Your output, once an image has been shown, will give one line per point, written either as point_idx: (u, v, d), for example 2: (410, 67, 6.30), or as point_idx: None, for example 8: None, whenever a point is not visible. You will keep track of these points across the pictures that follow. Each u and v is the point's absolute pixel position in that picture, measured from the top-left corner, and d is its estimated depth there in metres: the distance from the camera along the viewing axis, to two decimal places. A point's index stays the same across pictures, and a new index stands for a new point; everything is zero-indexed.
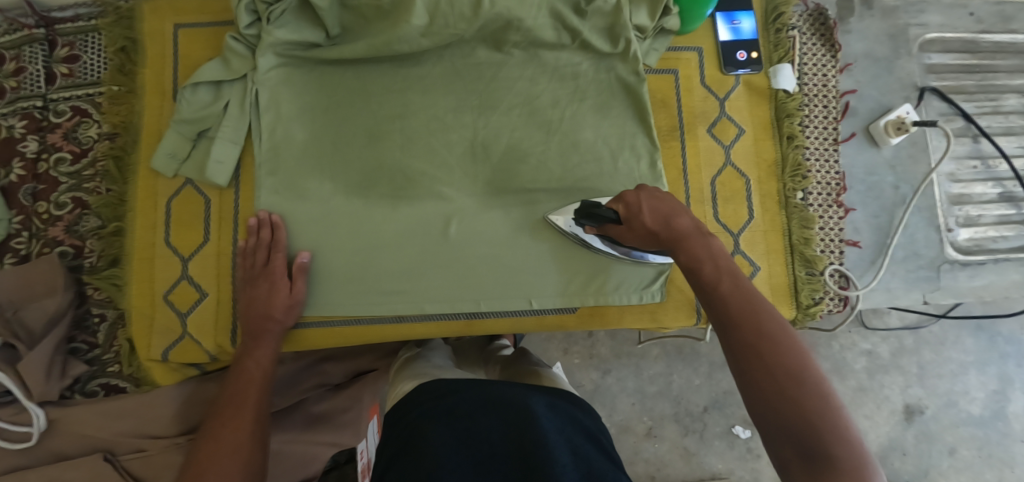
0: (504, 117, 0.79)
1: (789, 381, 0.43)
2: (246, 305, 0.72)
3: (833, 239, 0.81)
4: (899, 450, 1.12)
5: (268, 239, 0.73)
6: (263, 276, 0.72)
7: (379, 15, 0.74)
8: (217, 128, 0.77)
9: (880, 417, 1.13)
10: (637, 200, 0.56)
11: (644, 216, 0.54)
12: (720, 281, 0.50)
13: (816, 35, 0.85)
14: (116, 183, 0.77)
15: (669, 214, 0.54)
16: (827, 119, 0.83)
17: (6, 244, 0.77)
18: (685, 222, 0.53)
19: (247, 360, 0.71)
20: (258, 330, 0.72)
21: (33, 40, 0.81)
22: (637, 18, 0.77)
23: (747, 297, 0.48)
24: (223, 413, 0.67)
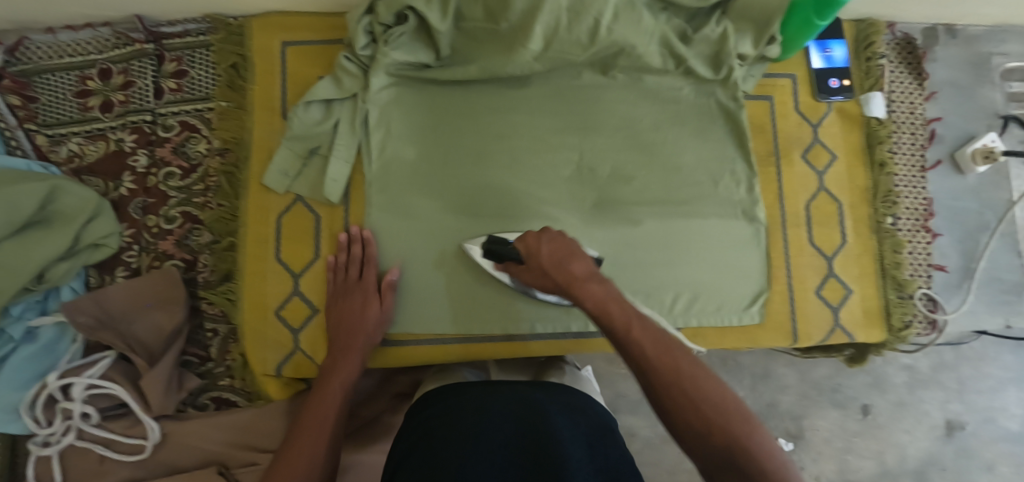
0: (608, 139, 0.81)
1: (717, 411, 0.47)
2: (337, 320, 0.73)
3: (922, 263, 0.84)
4: (938, 464, 1.17)
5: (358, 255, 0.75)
6: (357, 288, 0.74)
7: (493, 38, 0.76)
8: (328, 146, 0.78)
9: (920, 432, 1.17)
10: (540, 242, 0.58)
11: (544, 260, 0.57)
12: (630, 322, 0.51)
13: (904, 63, 0.87)
14: (227, 198, 0.79)
15: (569, 257, 0.57)
16: (915, 146, 0.86)
17: (119, 257, 0.79)
18: (579, 265, 0.56)
19: (332, 373, 0.70)
20: (346, 342, 0.72)
21: (143, 55, 0.82)
22: (741, 47, 0.79)
23: (657, 337, 0.50)
24: (304, 421, 0.66)
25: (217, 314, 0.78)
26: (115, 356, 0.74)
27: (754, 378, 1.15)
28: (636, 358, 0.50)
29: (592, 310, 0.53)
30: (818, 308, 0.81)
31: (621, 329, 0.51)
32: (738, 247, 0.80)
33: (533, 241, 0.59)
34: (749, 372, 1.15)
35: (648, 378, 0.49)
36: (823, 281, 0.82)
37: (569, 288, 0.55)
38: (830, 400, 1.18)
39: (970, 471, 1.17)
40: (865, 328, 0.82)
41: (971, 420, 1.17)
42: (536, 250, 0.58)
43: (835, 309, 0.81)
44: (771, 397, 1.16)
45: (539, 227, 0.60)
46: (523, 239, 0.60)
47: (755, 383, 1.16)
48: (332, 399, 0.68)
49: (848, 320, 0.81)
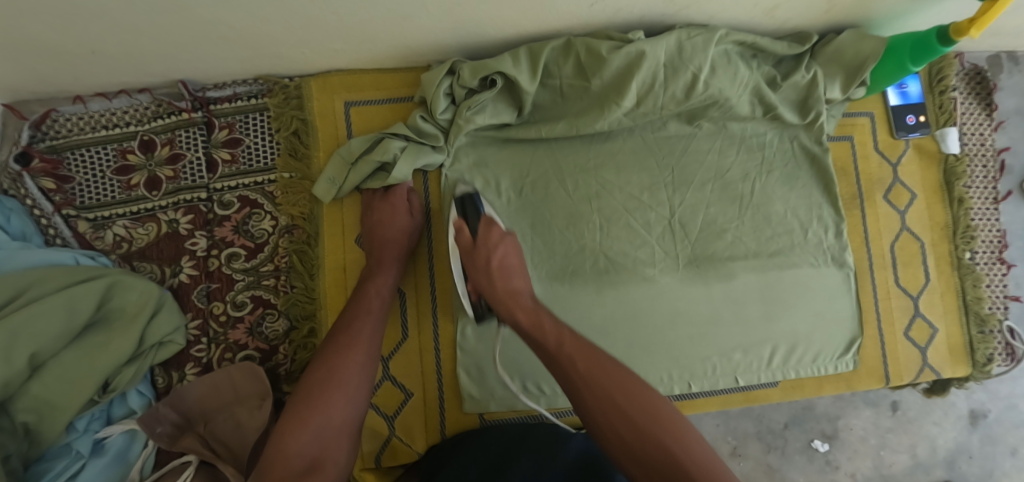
0: (698, 193, 0.79)
1: (654, 425, 0.50)
2: (374, 227, 0.71)
3: (999, 295, 0.85)
4: (965, 453, 1.09)
5: (396, 197, 0.72)
6: (384, 202, 0.72)
7: (583, 96, 0.72)
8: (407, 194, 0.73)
9: (948, 423, 1.10)
10: (501, 243, 0.66)
11: (492, 266, 0.64)
12: (561, 339, 0.56)
13: (973, 94, 0.87)
14: (302, 278, 0.73)
15: (507, 273, 0.64)
16: (987, 178, 0.86)
17: (188, 352, 0.72)
18: (521, 282, 0.65)
19: (371, 281, 0.67)
20: (377, 241, 0.70)
21: (192, 124, 0.74)
22: (829, 92, 0.77)
23: (589, 354, 0.55)
24: (338, 337, 0.62)
25: None
26: (198, 463, 0.68)
27: None
28: (572, 376, 0.54)
29: (525, 326, 0.60)
30: (908, 348, 0.81)
31: (553, 346, 0.56)
32: (834, 295, 0.79)
33: (486, 244, 0.65)
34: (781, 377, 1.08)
35: (586, 400, 0.52)
36: (910, 322, 0.82)
37: (510, 300, 0.62)
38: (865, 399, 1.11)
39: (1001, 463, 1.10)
40: (952, 365, 0.82)
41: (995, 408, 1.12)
42: (487, 253, 0.65)
43: (923, 349, 0.82)
44: (808, 402, 1.11)
45: (500, 228, 0.67)
46: (481, 235, 0.66)
47: None
48: (372, 320, 0.64)
49: (936, 359, 0.82)
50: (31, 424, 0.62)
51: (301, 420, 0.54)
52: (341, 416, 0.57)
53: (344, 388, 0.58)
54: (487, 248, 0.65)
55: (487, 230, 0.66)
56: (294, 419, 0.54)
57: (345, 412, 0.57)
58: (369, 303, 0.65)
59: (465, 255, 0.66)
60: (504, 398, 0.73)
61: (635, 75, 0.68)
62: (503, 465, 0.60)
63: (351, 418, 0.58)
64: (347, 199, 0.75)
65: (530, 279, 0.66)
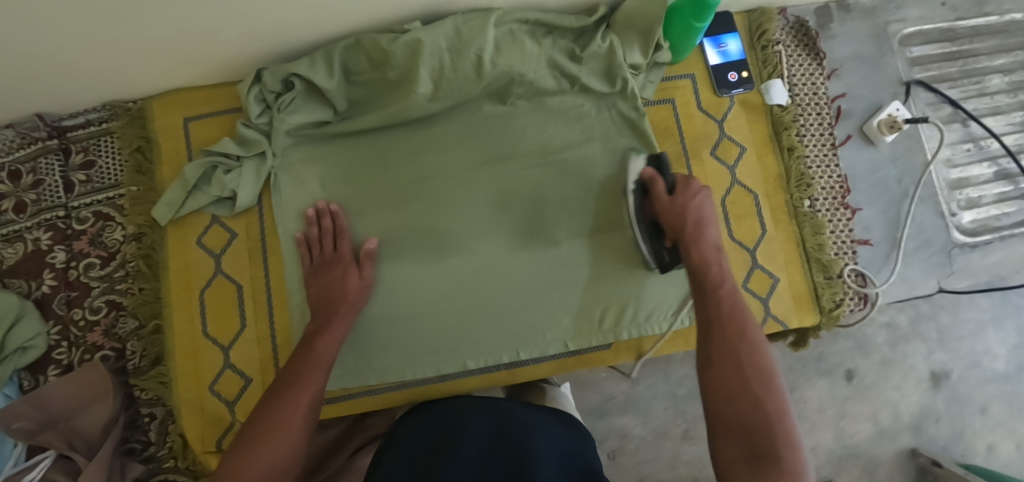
0: (520, 165, 0.81)
1: (746, 395, 0.54)
2: (318, 292, 0.72)
3: (844, 240, 0.84)
4: (931, 416, 1.09)
5: (338, 259, 0.74)
6: (335, 261, 0.74)
7: (386, 87, 0.77)
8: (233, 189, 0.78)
9: (909, 387, 1.10)
10: (699, 194, 0.67)
11: (687, 210, 0.66)
12: (723, 281, 0.63)
13: (800, 46, 0.88)
14: (149, 281, 0.79)
15: (703, 223, 0.66)
16: (823, 125, 0.86)
17: (48, 356, 0.79)
18: (713, 231, 0.67)
19: (318, 339, 0.68)
20: (347, 299, 0.72)
21: (48, 151, 0.83)
22: (631, 58, 0.80)
23: (735, 303, 0.61)
24: (283, 388, 0.64)
25: (153, 398, 0.79)
26: (56, 456, 0.74)
27: None
28: (715, 319, 0.60)
29: (693, 263, 0.64)
30: (748, 301, 0.81)
31: (710, 288, 0.62)
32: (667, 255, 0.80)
33: (683, 194, 0.67)
34: None
35: (710, 347, 0.59)
36: (749, 274, 0.81)
37: (695, 240, 0.65)
38: (816, 370, 1.09)
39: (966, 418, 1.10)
40: (798, 314, 0.81)
41: (956, 368, 1.11)
42: (685, 200, 0.67)
43: (766, 300, 0.81)
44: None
45: (695, 182, 0.69)
46: (673, 189, 0.68)
47: None
48: (320, 372, 0.66)
49: (780, 309, 0.81)
50: None
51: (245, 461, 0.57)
52: (291, 440, 0.60)
53: (287, 429, 0.60)
54: (685, 198, 0.67)
55: (685, 183, 0.68)
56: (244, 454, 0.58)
57: (292, 439, 0.60)
58: (317, 354, 0.67)
59: (659, 208, 0.68)
60: (338, 378, 0.76)
61: (419, 62, 0.73)
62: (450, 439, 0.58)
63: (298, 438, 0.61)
64: (188, 218, 0.80)
65: (718, 230, 0.67)
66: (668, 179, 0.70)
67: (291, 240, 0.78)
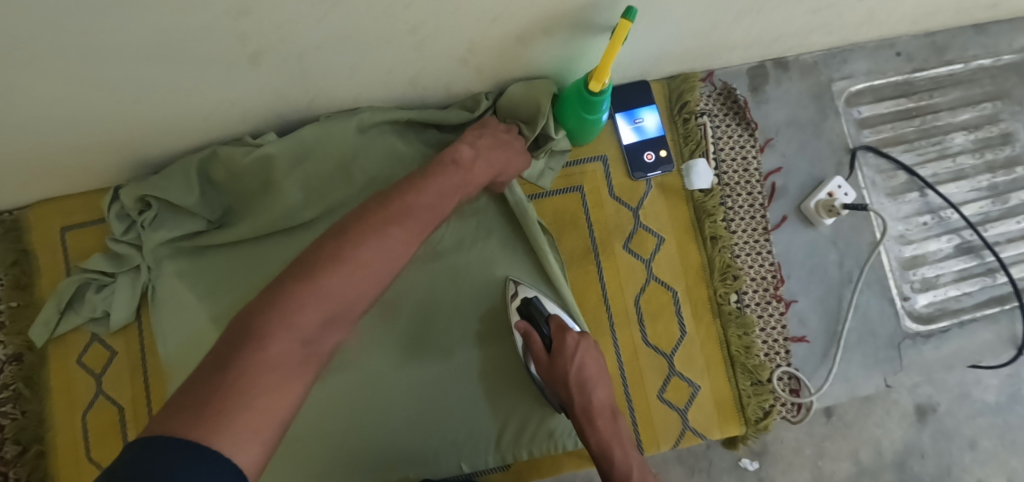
0: (407, 268, 0.75)
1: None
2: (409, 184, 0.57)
3: (776, 338, 0.76)
4: (917, 453, 0.93)
5: (448, 170, 0.59)
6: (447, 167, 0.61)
7: (259, 196, 0.71)
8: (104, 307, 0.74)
9: (893, 423, 0.93)
10: (577, 351, 0.67)
11: (570, 378, 0.66)
12: (629, 470, 0.63)
13: (729, 115, 0.78)
14: (32, 403, 0.76)
15: (586, 385, 0.66)
16: (754, 207, 0.77)
17: None
18: (600, 393, 0.67)
19: (365, 252, 0.47)
20: (399, 213, 0.52)
21: None
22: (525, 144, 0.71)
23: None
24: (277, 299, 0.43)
25: None
26: None
27: None
28: None
29: (596, 449, 0.65)
30: (663, 412, 0.74)
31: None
32: None
33: (563, 356, 0.66)
34: None
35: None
36: (664, 382, 0.74)
37: (588, 420, 0.65)
38: None
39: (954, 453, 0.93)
40: (720, 425, 0.74)
41: (945, 400, 0.94)
42: (566, 364, 0.66)
43: (683, 411, 0.74)
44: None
45: (573, 333, 0.68)
46: (555, 345, 0.67)
47: None
48: (370, 279, 0.47)
49: (698, 420, 0.74)
50: None
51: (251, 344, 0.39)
52: (286, 403, 0.39)
53: (321, 289, 0.44)
54: (565, 359, 0.66)
55: (562, 337, 0.67)
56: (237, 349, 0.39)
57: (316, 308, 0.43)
58: (366, 263, 0.47)
59: (544, 372, 0.67)
60: None
61: (277, 174, 0.68)
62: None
63: (321, 315, 0.44)
64: (68, 336, 0.77)
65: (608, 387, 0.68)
66: (545, 326, 0.68)
67: (176, 346, 0.74)
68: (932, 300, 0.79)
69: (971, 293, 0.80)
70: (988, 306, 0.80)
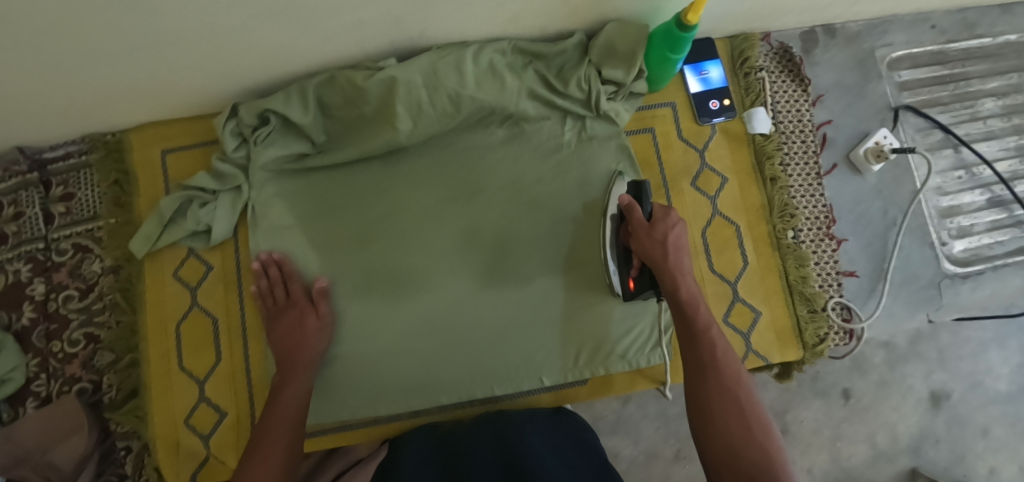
0: (492, 198, 0.80)
1: (752, 414, 0.57)
2: (278, 339, 0.74)
3: (829, 272, 0.82)
4: (931, 438, 1.02)
5: (292, 313, 0.74)
6: (287, 308, 0.75)
7: (362, 122, 0.76)
8: (205, 222, 0.78)
9: (907, 408, 1.02)
10: (673, 229, 0.68)
11: (668, 243, 0.66)
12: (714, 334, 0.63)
13: (784, 72, 0.86)
14: (126, 314, 0.79)
15: (679, 252, 0.67)
16: (808, 154, 0.84)
17: (27, 388, 0.79)
18: (687, 264, 0.68)
19: (282, 394, 0.70)
20: (282, 392, 0.70)
21: (28, 184, 0.83)
22: (611, 75, 0.77)
23: (725, 348, 0.62)
24: (252, 456, 0.65)
25: (128, 432, 0.77)
26: None
27: None
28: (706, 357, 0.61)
29: (683, 300, 0.65)
30: (728, 335, 0.79)
31: (702, 329, 0.63)
32: None
33: (664, 224, 0.68)
34: None
35: (709, 386, 0.59)
36: (729, 307, 0.80)
37: (679, 275, 0.65)
38: (811, 389, 1.03)
39: (966, 439, 1.02)
40: (780, 348, 0.80)
41: (958, 388, 1.03)
42: (665, 231, 0.68)
43: (746, 335, 0.80)
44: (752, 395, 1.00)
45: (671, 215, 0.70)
46: (653, 218, 0.69)
47: None
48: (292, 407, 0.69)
49: (760, 343, 0.80)
50: None
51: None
52: None
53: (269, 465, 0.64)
54: (663, 226, 0.68)
55: (664, 212, 0.69)
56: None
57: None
58: (274, 429, 0.67)
59: (637, 233, 0.68)
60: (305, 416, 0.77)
61: (395, 99, 0.72)
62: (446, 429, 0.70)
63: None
64: (165, 252, 0.80)
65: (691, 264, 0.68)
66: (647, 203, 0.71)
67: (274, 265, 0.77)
68: (970, 245, 0.87)
69: (1004, 241, 0.87)
70: (1018, 254, 0.87)
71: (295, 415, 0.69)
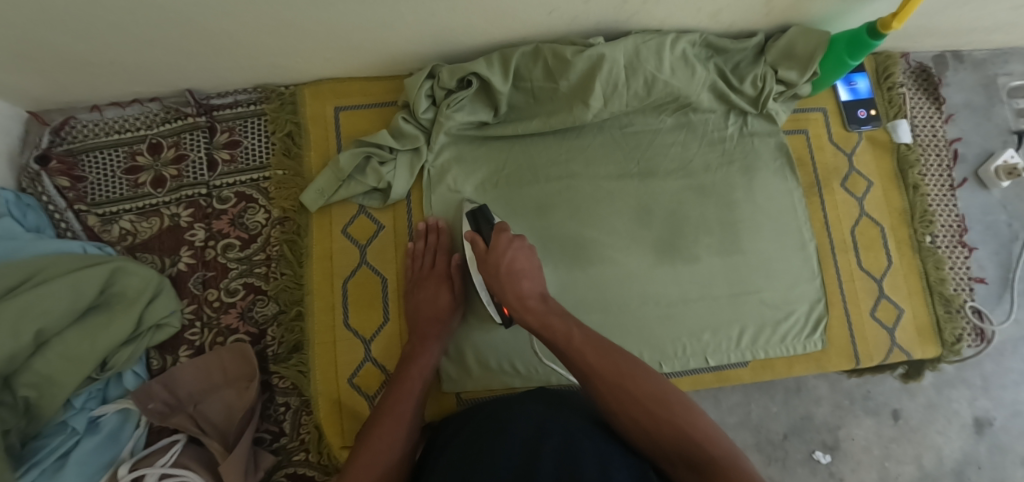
0: (664, 181, 0.84)
1: (654, 402, 0.59)
2: (413, 309, 0.75)
3: (963, 277, 0.88)
4: (974, 464, 1.02)
5: (433, 282, 0.75)
6: (429, 278, 0.76)
7: (552, 96, 0.79)
8: (383, 180, 0.77)
9: (952, 432, 1.03)
10: (510, 247, 0.71)
11: (501, 269, 0.69)
12: (571, 338, 0.65)
13: (921, 90, 0.93)
14: (291, 266, 0.78)
15: (516, 276, 0.69)
16: (942, 167, 0.91)
17: (181, 336, 0.77)
18: (529, 284, 0.70)
19: (413, 363, 0.71)
20: (409, 366, 0.71)
21: (195, 128, 0.82)
22: (784, 76, 0.83)
23: (596, 346, 0.64)
24: (380, 422, 0.65)
25: (290, 387, 0.76)
26: (185, 440, 0.72)
27: (788, 392, 1.02)
28: (585, 368, 0.62)
29: (535, 326, 0.67)
30: (875, 329, 0.84)
31: (564, 341, 0.65)
32: (795, 277, 0.83)
33: (495, 251, 0.70)
34: (782, 386, 1.02)
35: (600, 391, 0.61)
36: (876, 303, 0.85)
37: (520, 303, 0.68)
38: (864, 408, 1.03)
39: (1007, 467, 1.02)
40: (921, 344, 0.85)
41: (1000, 416, 1.04)
42: (498, 258, 0.70)
43: (891, 329, 0.84)
44: (807, 409, 1.02)
45: (509, 234, 0.72)
46: (493, 243, 0.71)
47: (789, 396, 1.02)
48: (416, 379, 0.70)
49: (904, 339, 0.84)
50: (31, 401, 0.65)
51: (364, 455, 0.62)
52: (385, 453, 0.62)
53: (372, 445, 0.62)
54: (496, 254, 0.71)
55: (497, 236, 0.71)
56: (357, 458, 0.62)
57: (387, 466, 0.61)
58: (399, 397, 0.68)
59: (481, 265, 0.72)
60: (475, 377, 0.77)
61: (600, 74, 0.75)
62: (490, 447, 0.56)
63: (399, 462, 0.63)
64: (335, 206, 0.80)
65: (539, 281, 0.71)
66: (488, 232, 0.74)
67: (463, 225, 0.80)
68: None
69: None
70: None
71: (417, 388, 0.70)
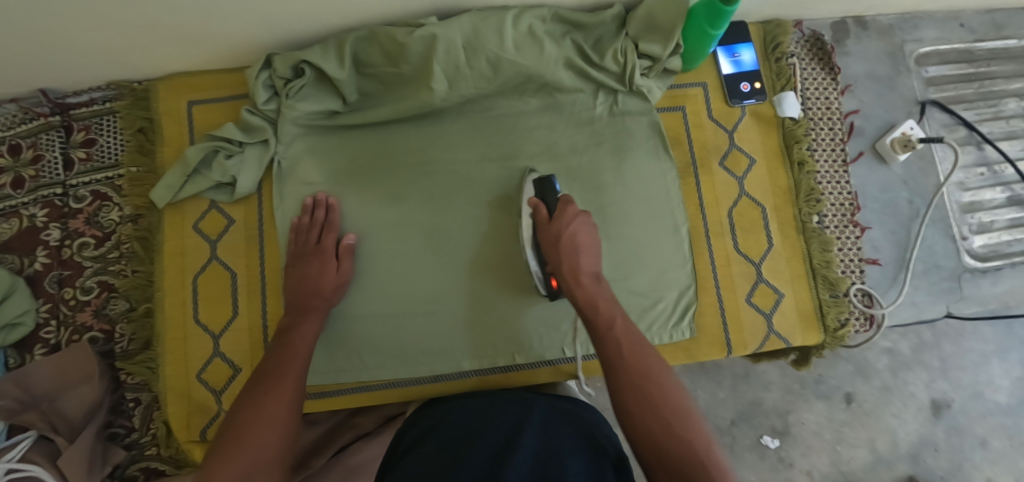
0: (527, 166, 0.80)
1: (670, 410, 0.53)
2: (295, 283, 0.72)
3: (852, 259, 0.84)
4: (930, 446, 0.95)
5: (326, 253, 0.73)
6: (313, 254, 0.73)
7: (399, 81, 0.76)
8: (225, 173, 0.76)
9: (908, 414, 0.96)
10: (575, 222, 0.67)
11: (561, 240, 0.66)
12: (614, 323, 0.60)
13: (814, 59, 0.87)
14: (143, 264, 0.78)
15: (575, 250, 0.65)
16: (835, 141, 0.85)
17: (36, 335, 0.78)
18: (587, 261, 0.65)
19: (296, 331, 0.69)
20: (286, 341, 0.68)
21: (50, 127, 0.82)
22: (648, 49, 0.78)
23: (633, 341, 0.58)
24: (252, 393, 0.61)
25: (140, 383, 0.78)
26: (37, 435, 0.73)
27: (736, 378, 0.95)
28: (612, 357, 0.57)
29: (581, 304, 0.62)
30: (751, 315, 0.80)
31: (605, 328, 0.59)
32: (665, 264, 0.79)
33: (560, 223, 0.67)
34: (730, 371, 0.96)
35: (621, 386, 0.55)
36: (752, 288, 0.80)
37: (572, 278, 0.64)
38: (815, 392, 0.96)
39: (963, 450, 0.96)
40: (802, 331, 0.80)
41: (959, 397, 0.97)
42: (560, 229, 0.66)
43: (768, 315, 0.80)
44: (756, 394, 0.96)
45: (575, 209, 0.68)
46: (557, 214, 0.68)
47: (737, 382, 0.96)
48: (296, 363, 0.66)
49: (783, 325, 0.80)
50: None
51: (235, 440, 0.55)
52: (265, 434, 0.57)
53: (262, 435, 0.57)
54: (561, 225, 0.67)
55: (565, 208, 0.68)
56: (236, 434, 0.56)
57: (259, 452, 0.55)
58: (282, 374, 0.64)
59: (540, 236, 0.68)
60: (324, 373, 0.76)
61: (432, 54, 0.72)
62: (465, 449, 0.53)
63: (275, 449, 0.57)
64: (187, 203, 0.79)
65: (597, 262, 0.66)
66: (553, 201, 0.71)
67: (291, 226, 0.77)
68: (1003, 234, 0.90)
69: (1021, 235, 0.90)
70: None
71: (297, 372, 0.65)
